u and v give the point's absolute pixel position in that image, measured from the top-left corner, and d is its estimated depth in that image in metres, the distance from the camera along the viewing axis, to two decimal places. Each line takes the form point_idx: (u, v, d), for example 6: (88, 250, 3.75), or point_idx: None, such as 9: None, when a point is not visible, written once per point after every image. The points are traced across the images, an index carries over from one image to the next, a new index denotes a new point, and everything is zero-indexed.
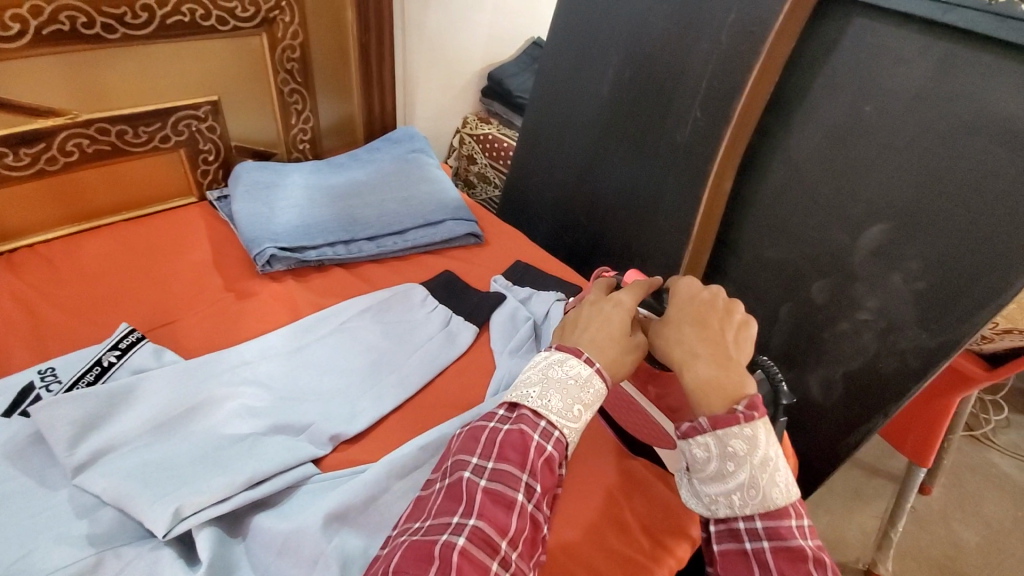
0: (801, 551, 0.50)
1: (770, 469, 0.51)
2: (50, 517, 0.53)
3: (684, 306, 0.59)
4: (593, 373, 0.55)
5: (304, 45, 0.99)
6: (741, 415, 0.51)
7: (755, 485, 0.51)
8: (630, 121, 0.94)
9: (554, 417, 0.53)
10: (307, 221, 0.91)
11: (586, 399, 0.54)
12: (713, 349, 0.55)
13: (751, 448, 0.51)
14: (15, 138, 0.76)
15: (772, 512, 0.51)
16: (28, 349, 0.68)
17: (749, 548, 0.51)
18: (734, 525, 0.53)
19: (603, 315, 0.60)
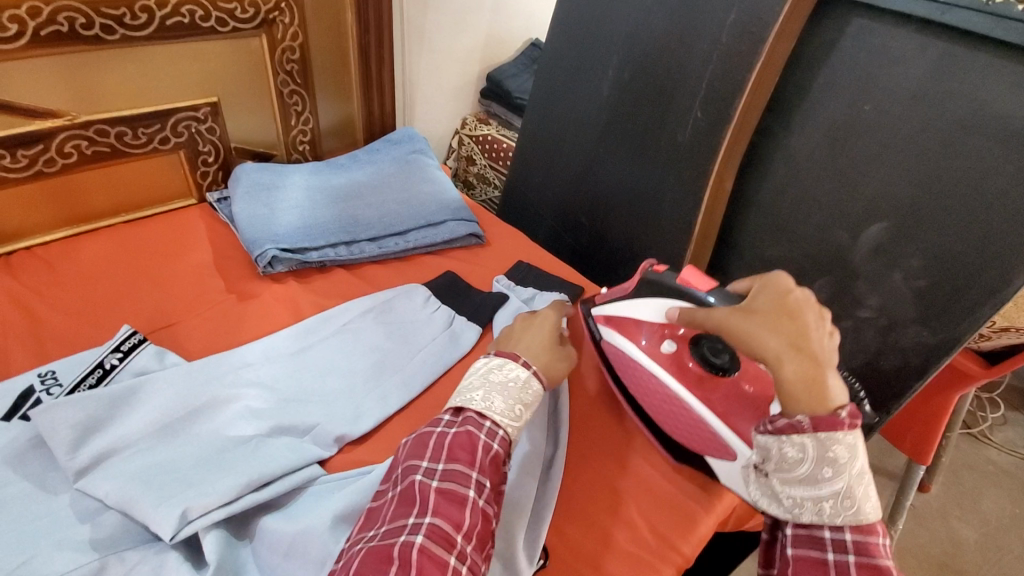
0: (888, 571, 0.47)
1: (865, 481, 0.49)
2: (53, 521, 0.52)
3: (773, 299, 0.56)
4: (530, 376, 0.59)
5: (304, 47, 0.99)
6: (846, 420, 0.49)
7: (850, 495, 0.49)
8: (630, 121, 0.94)
9: (499, 417, 0.55)
10: (309, 222, 0.90)
11: (526, 399, 0.57)
12: (808, 347, 0.53)
13: (851, 455, 0.49)
14: (13, 140, 0.76)
15: (862, 527, 0.49)
16: (28, 352, 0.68)
17: (830, 559, 0.49)
18: (817, 532, 0.50)
19: (531, 334, 0.67)
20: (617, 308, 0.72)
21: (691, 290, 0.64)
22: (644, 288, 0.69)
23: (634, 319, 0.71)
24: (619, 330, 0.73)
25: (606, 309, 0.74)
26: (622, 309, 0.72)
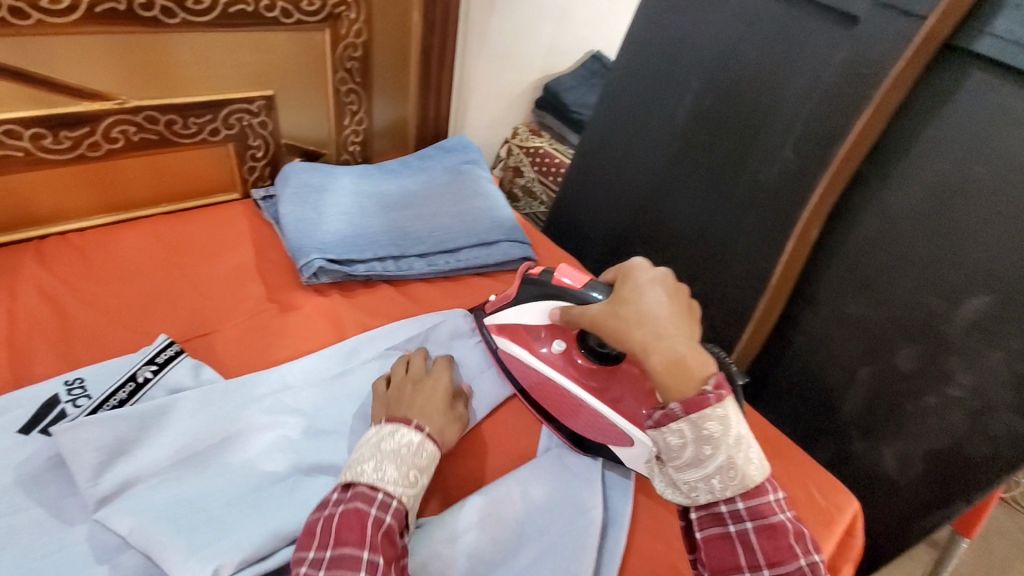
0: (783, 525, 0.48)
1: (743, 446, 0.48)
2: (70, 558, 0.48)
3: (639, 284, 0.56)
4: (424, 438, 0.55)
5: (366, 44, 0.93)
6: (713, 395, 0.47)
7: (732, 466, 0.48)
8: (708, 154, 0.88)
9: (393, 487, 0.50)
10: (357, 232, 0.85)
11: (421, 463, 0.53)
12: (672, 327, 0.52)
13: (725, 428, 0.47)
14: (57, 120, 0.71)
15: (750, 490, 0.48)
16: (54, 353, 0.63)
17: (734, 531, 0.49)
18: (716, 509, 0.50)
19: (423, 393, 0.61)
20: (508, 314, 0.70)
21: (570, 289, 0.62)
22: (525, 291, 0.68)
23: (523, 326, 0.69)
24: (514, 338, 0.70)
25: (496, 318, 0.71)
26: (511, 317, 0.69)
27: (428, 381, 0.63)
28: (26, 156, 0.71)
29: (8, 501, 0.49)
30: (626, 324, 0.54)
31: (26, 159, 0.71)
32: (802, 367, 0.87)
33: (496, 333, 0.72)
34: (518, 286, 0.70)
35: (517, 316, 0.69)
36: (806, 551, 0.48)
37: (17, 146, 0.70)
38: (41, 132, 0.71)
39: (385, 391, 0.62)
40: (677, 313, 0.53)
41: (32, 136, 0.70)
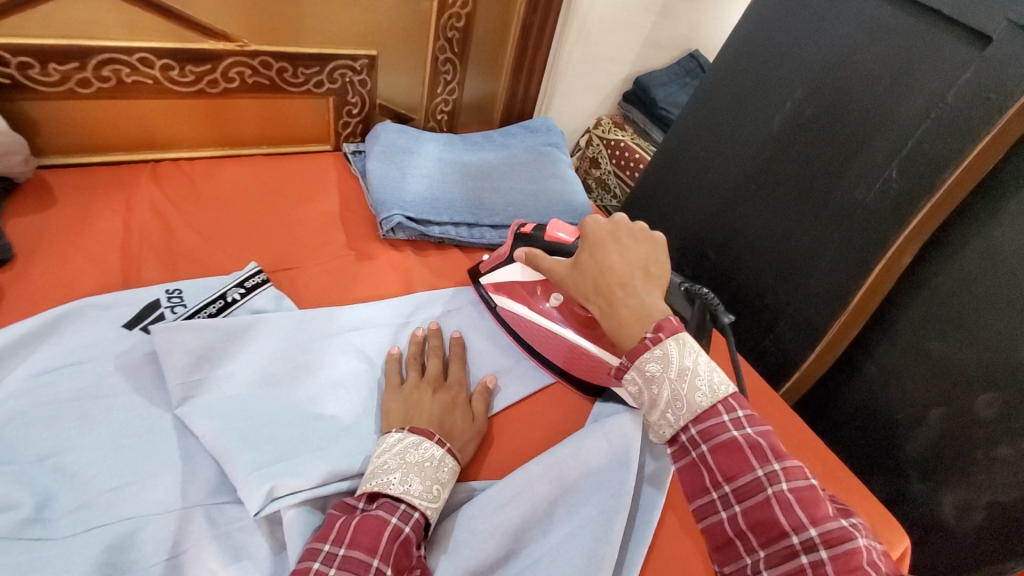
0: (734, 443, 0.45)
1: (689, 378, 0.47)
2: (152, 447, 0.52)
3: (594, 234, 0.58)
4: (445, 453, 0.55)
5: (470, 16, 0.95)
6: (649, 340, 0.48)
7: (680, 398, 0.47)
8: (801, 164, 0.85)
9: (417, 499, 0.51)
10: (437, 195, 0.88)
11: (443, 477, 0.54)
12: (623, 275, 0.54)
13: (665, 367, 0.47)
14: (185, 55, 0.77)
15: (699, 415, 0.47)
16: (158, 264, 0.69)
17: (696, 457, 0.47)
18: (680, 439, 0.48)
19: (442, 401, 0.61)
20: (500, 272, 0.75)
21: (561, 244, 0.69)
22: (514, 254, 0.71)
23: (519, 283, 0.74)
24: (510, 296, 0.74)
25: (491, 276, 0.76)
26: (506, 274, 0.74)
27: (446, 389, 0.63)
28: (154, 85, 0.78)
29: (109, 385, 0.54)
30: (586, 274, 0.57)
31: (154, 87, 0.78)
32: (868, 399, 0.84)
33: (492, 293, 0.76)
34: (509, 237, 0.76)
35: (511, 273, 0.74)
36: (764, 460, 0.45)
37: (148, 74, 0.76)
38: (170, 64, 0.76)
39: (401, 390, 0.61)
40: (632, 259, 0.56)
41: (162, 67, 0.76)
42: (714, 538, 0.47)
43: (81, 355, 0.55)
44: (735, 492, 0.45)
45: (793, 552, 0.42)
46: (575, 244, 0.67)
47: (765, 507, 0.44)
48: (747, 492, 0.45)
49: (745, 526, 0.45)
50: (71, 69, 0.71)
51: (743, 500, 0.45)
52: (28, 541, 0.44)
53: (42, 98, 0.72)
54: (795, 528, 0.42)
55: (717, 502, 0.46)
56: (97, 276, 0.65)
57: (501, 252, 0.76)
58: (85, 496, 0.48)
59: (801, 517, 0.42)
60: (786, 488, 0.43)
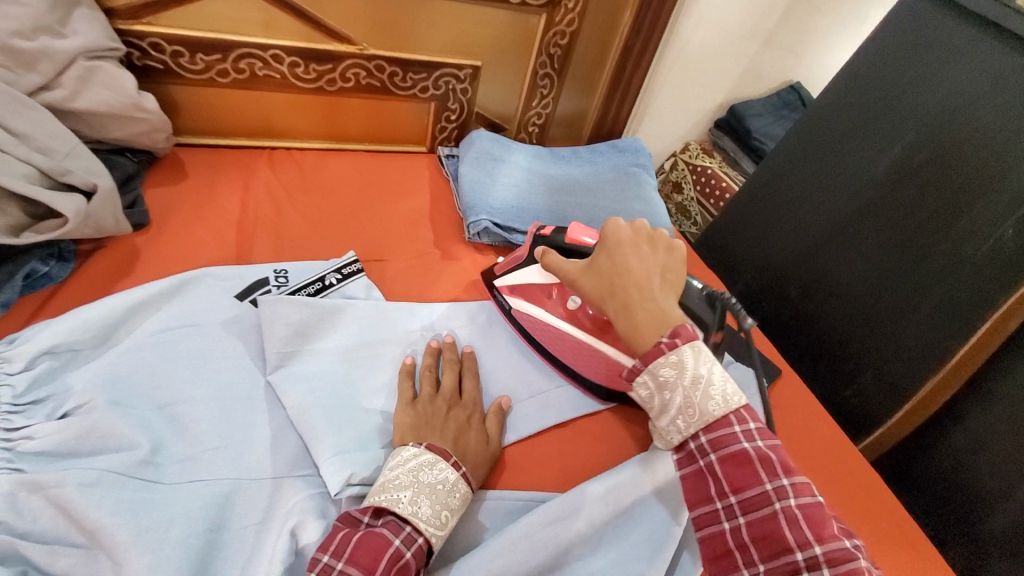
0: (744, 455, 0.45)
1: (702, 388, 0.47)
2: (249, 411, 0.57)
3: (617, 239, 0.57)
4: (459, 477, 0.54)
5: (574, 34, 0.97)
6: (664, 345, 0.48)
7: (691, 405, 0.47)
8: (905, 212, 0.81)
9: (423, 524, 0.49)
10: (522, 204, 0.90)
11: (453, 504, 0.52)
12: (641, 280, 0.53)
13: (679, 373, 0.47)
14: (311, 55, 0.83)
15: (711, 424, 0.47)
16: (267, 243, 0.75)
17: (702, 465, 0.47)
18: (687, 447, 0.49)
19: (454, 422, 0.59)
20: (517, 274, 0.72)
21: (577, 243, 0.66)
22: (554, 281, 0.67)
23: (537, 285, 0.71)
24: (525, 297, 0.71)
25: (507, 279, 0.73)
26: (523, 275, 0.71)
27: (461, 408, 0.61)
28: (281, 79, 0.84)
29: (227, 346, 0.60)
30: (603, 276, 0.56)
31: (280, 81, 0.85)
32: (953, 464, 0.80)
33: (508, 295, 0.73)
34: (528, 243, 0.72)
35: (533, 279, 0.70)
36: (773, 474, 0.45)
37: (277, 69, 0.83)
38: (297, 61, 0.83)
39: (412, 405, 0.59)
40: (650, 263, 0.55)
41: (290, 64, 0.83)
42: (712, 547, 0.47)
43: (196, 318, 0.61)
44: (741, 504, 0.46)
45: (796, 567, 0.42)
46: (595, 244, 0.65)
47: (773, 521, 0.44)
48: (754, 505, 0.45)
49: (748, 539, 0.45)
50: (214, 61, 0.79)
51: (748, 512, 0.45)
52: (141, 480, 0.50)
53: (186, 83, 0.81)
54: (801, 545, 0.42)
55: (722, 511, 0.47)
56: (214, 248, 0.72)
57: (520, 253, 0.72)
58: (191, 450, 0.53)
59: (806, 533, 0.42)
60: (794, 504, 0.44)
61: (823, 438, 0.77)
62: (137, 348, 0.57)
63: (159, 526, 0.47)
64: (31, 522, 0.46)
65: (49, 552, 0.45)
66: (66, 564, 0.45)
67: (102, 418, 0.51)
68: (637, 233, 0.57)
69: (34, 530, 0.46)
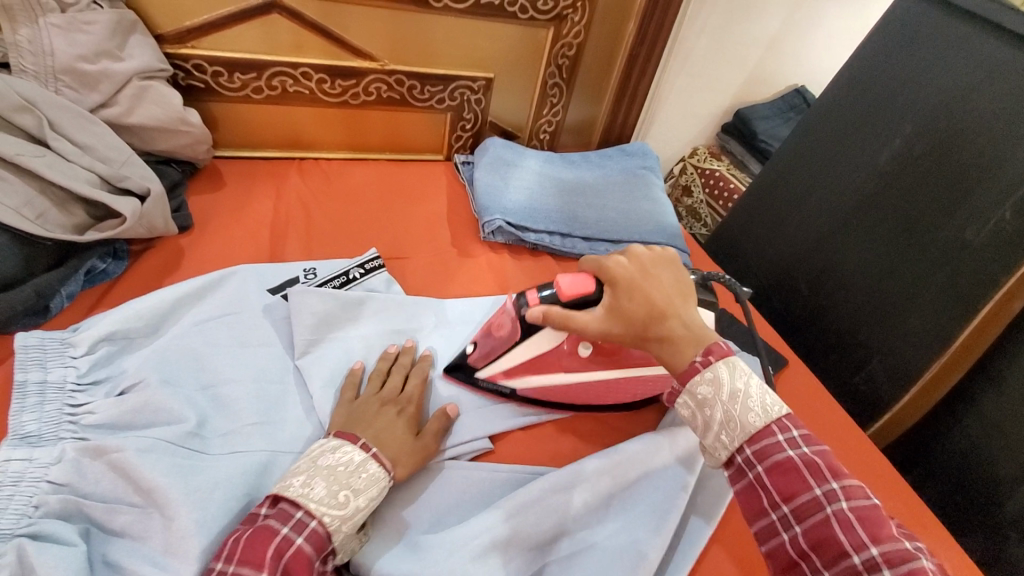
0: (791, 462, 0.46)
1: (741, 401, 0.49)
2: (282, 393, 0.61)
3: (623, 268, 0.58)
4: (365, 458, 0.52)
5: (581, 46, 1.02)
6: (699, 362, 0.51)
7: (732, 419, 0.49)
8: (907, 202, 0.83)
9: (315, 505, 0.48)
10: (535, 206, 0.95)
11: (356, 485, 0.50)
12: (666, 306, 0.55)
13: (716, 390, 0.49)
14: (337, 72, 0.90)
15: (756, 435, 0.48)
16: (298, 243, 0.81)
17: (752, 477, 0.48)
18: (735, 461, 0.49)
19: (385, 418, 0.58)
20: (504, 360, 0.64)
21: (581, 297, 0.58)
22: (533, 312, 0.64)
23: (530, 359, 0.64)
24: (530, 369, 0.65)
25: (493, 368, 0.64)
26: (520, 355, 0.63)
27: (394, 403, 0.61)
28: (310, 95, 0.92)
29: (263, 334, 0.65)
30: (629, 316, 0.55)
31: (310, 97, 0.92)
32: (967, 448, 0.81)
33: (503, 380, 0.66)
34: (512, 321, 0.61)
35: (526, 352, 0.64)
36: (822, 478, 0.45)
37: (306, 86, 0.90)
38: (324, 78, 0.90)
39: (350, 403, 0.60)
40: (668, 287, 0.57)
41: (318, 81, 0.90)
42: (778, 560, 0.47)
43: (235, 307, 0.66)
44: (795, 513, 0.46)
45: (856, 572, 0.41)
46: (595, 289, 0.58)
47: (826, 526, 0.44)
48: (806, 512, 0.45)
49: (806, 547, 0.45)
50: (250, 79, 0.87)
51: (803, 520, 0.45)
52: (189, 449, 0.53)
53: (225, 100, 0.88)
54: (857, 548, 0.42)
55: (777, 523, 0.47)
56: (251, 249, 0.78)
57: (497, 341, 0.63)
58: (233, 424, 0.57)
59: (862, 535, 0.42)
60: (846, 507, 0.44)
61: (831, 421, 0.78)
62: (185, 333, 0.61)
63: (205, 489, 0.51)
64: (93, 484, 0.50)
65: (108, 511, 0.48)
66: (124, 521, 0.48)
67: (154, 394, 0.54)
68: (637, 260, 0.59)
69: (96, 492, 0.49)
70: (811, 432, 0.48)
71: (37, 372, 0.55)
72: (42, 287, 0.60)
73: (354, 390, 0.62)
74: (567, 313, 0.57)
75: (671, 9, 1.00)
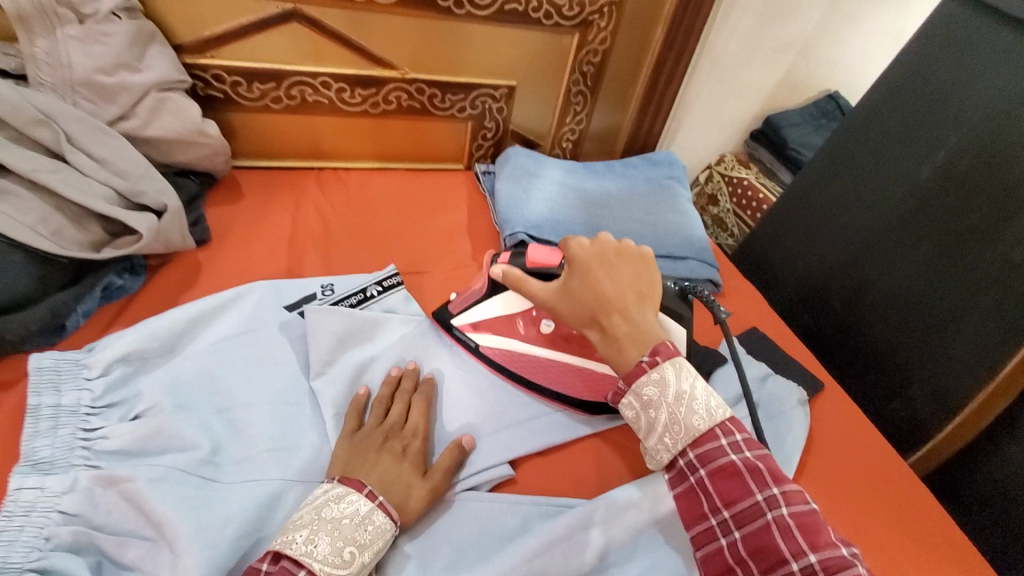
0: (732, 467, 0.47)
1: (685, 403, 0.50)
2: (296, 417, 0.59)
3: (582, 259, 0.57)
4: (372, 509, 0.50)
5: (606, 52, 0.99)
6: (645, 363, 0.51)
7: (676, 421, 0.50)
8: (951, 220, 0.79)
9: (318, 564, 0.45)
10: (557, 218, 0.92)
11: (361, 540, 0.48)
12: (615, 299, 0.55)
13: (662, 391, 0.50)
14: (356, 80, 0.88)
15: (697, 439, 0.49)
16: (316, 257, 0.79)
17: (694, 482, 0.49)
18: (677, 464, 0.50)
19: (387, 457, 0.56)
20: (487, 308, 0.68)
21: (544, 266, 0.63)
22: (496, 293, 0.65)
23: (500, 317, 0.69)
24: (498, 328, 0.68)
25: (464, 316, 0.69)
26: (486, 311, 0.68)
27: (398, 438, 0.58)
28: (330, 105, 0.90)
29: (279, 354, 0.63)
30: (579, 305, 0.56)
31: (329, 107, 0.90)
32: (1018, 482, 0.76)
33: (470, 331, 0.69)
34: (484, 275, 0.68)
35: (499, 308, 0.68)
36: (763, 484, 0.46)
37: (325, 95, 0.89)
38: (344, 87, 0.88)
39: (352, 436, 0.57)
40: (624, 283, 0.56)
41: (337, 90, 0.88)
42: (715, 566, 0.48)
43: (251, 326, 0.64)
44: (734, 518, 0.47)
45: None
46: (559, 262, 0.63)
47: (765, 532, 0.45)
48: (746, 517, 0.46)
49: (745, 553, 0.46)
50: (269, 88, 0.85)
51: (742, 526, 0.46)
52: (202, 478, 0.52)
53: (243, 110, 0.87)
54: (795, 555, 0.43)
55: (716, 528, 0.48)
56: (269, 263, 0.76)
57: (473, 290, 0.69)
58: (246, 451, 0.55)
59: (800, 543, 0.43)
60: (786, 513, 0.45)
61: (870, 449, 0.74)
62: (200, 354, 0.60)
63: (217, 523, 0.49)
64: (105, 516, 0.48)
65: (119, 543, 0.47)
66: (134, 555, 0.47)
67: (169, 420, 0.53)
68: (601, 249, 0.58)
69: (108, 524, 0.48)
70: (752, 438, 0.50)
71: (50, 396, 0.53)
72: (57, 305, 0.59)
73: (364, 416, 0.59)
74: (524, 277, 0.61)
75: (700, 14, 0.97)
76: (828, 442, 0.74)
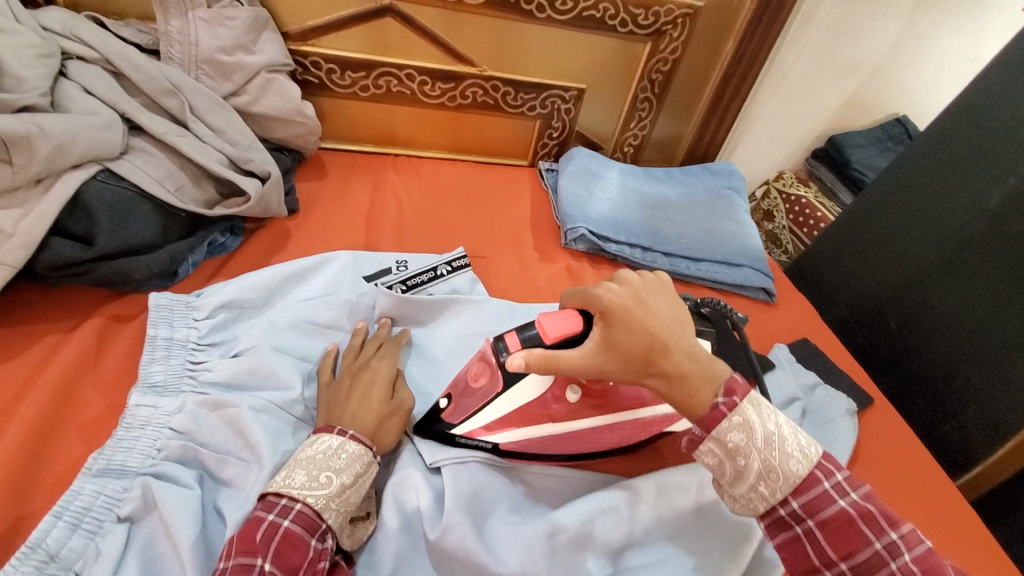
0: (845, 514, 0.45)
1: (777, 446, 0.46)
2: None
3: (615, 298, 0.51)
4: (343, 441, 0.51)
5: (675, 61, 1.02)
6: (723, 406, 0.47)
7: (773, 470, 0.46)
8: (1016, 245, 0.78)
9: (297, 491, 0.48)
10: (616, 217, 0.95)
11: (337, 465, 0.50)
12: (665, 336, 0.49)
13: (749, 436, 0.46)
14: (438, 75, 0.94)
15: (800, 487, 0.46)
16: (391, 234, 0.85)
17: (800, 531, 0.46)
18: (777, 514, 0.47)
19: (356, 392, 0.57)
20: (483, 415, 0.56)
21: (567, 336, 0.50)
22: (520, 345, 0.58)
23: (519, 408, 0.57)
24: (515, 422, 0.57)
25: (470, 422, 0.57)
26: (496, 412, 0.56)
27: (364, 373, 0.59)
28: (412, 96, 0.96)
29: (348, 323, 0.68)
30: (629, 353, 0.49)
31: (411, 98, 0.97)
32: None
33: (484, 434, 0.57)
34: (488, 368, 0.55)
35: (508, 404, 0.56)
36: (879, 529, 0.44)
37: (408, 87, 0.95)
38: (426, 80, 0.94)
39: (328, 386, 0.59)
40: (664, 315, 0.51)
41: (420, 82, 0.94)
42: None
43: (334, 289, 0.70)
44: (853, 569, 0.44)
45: None
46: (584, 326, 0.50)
47: None
48: (867, 569, 0.43)
49: None
50: (359, 77, 0.92)
51: None
52: (291, 416, 0.57)
53: (333, 95, 0.94)
54: None
55: None
56: (348, 237, 0.82)
57: (478, 391, 0.56)
58: None
59: None
60: (910, 559, 0.42)
61: (918, 465, 0.74)
62: (291, 308, 0.66)
63: None
64: (208, 434, 0.54)
65: (219, 460, 0.53)
66: (231, 472, 0.52)
67: (266, 359, 0.59)
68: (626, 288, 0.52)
69: (211, 442, 0.54)
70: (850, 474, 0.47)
71: (165, 329, 0.61)
72: (175, 253, 0.66)
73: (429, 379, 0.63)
74: (553, 356, 0.49)
75: (773, 31, 0.99)
76: (875, 457, 0.74)
